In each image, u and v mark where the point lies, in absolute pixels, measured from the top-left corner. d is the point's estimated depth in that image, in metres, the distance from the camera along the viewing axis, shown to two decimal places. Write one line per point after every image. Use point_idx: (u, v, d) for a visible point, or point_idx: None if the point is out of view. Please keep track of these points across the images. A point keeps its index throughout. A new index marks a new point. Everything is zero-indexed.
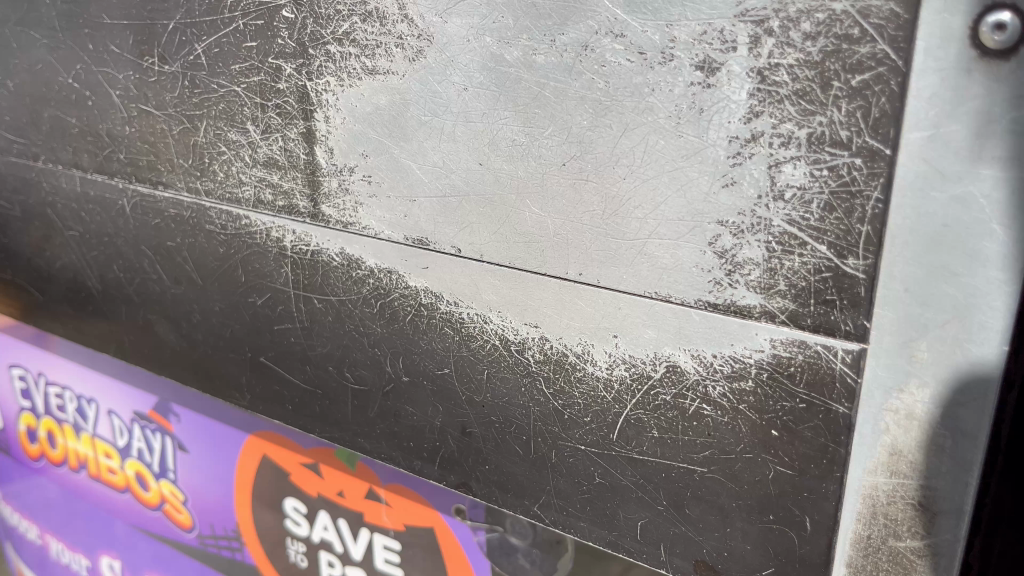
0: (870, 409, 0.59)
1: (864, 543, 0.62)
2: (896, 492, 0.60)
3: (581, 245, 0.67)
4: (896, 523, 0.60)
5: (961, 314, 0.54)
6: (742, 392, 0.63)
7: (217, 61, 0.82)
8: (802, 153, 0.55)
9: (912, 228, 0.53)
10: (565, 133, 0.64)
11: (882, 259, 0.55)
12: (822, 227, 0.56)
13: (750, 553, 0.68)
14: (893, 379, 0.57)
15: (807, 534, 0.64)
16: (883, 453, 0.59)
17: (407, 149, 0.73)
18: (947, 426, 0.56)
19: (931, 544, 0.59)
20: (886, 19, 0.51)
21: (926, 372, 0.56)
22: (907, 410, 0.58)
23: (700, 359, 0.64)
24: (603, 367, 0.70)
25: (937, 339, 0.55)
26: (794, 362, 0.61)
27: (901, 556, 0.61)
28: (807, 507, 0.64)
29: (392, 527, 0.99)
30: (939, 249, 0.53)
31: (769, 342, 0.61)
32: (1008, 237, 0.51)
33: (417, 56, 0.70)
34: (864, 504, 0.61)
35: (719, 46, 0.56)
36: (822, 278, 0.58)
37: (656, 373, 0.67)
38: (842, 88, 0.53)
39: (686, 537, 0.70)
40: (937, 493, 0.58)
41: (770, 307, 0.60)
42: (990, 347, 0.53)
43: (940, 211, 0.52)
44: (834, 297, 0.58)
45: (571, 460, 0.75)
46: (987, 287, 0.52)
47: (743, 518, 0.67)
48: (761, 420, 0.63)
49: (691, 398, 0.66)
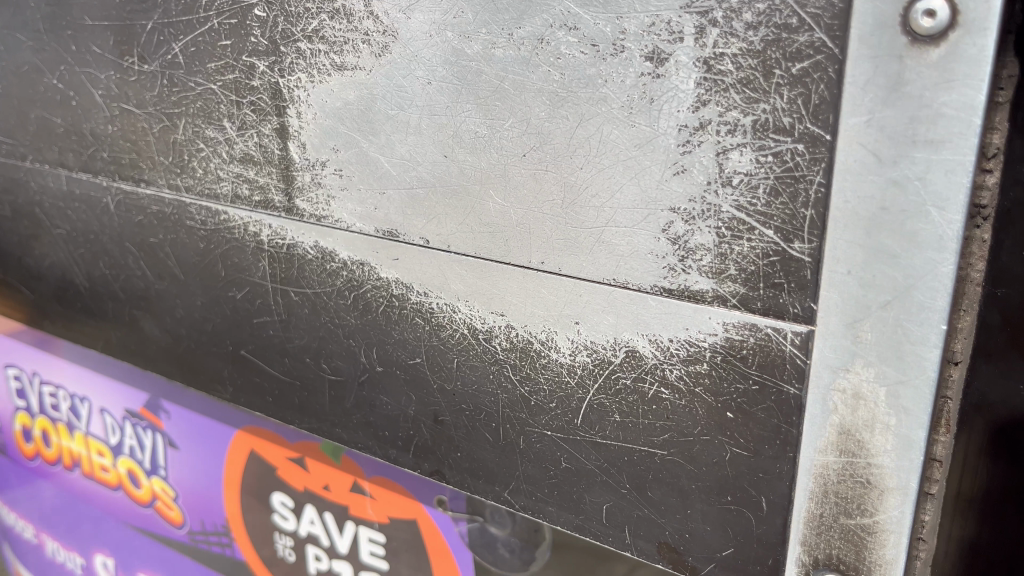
0: (819, 390, 0.60)
1: (817, 521, 0.64)
2: (845, 471, 0.61)
3: (543, 234, 0.69)
4: (846, 501, 0.62)
5: (900, 296, 0.55)
6: (697, 375, 0.65)
7: (194, 60, 0.85)
8: (748, 140, 0.57)
9: (853, 210, 0.55)
10: (524, 124, 0.66)
11: (826, 242, 0.57)
12: (768, 212, 0.58)
13: (710, 534, 0.69)
14: (839, 359, 0.59)
15: (763, 514, 0.66)
16: (832, 433, 0.61)
17: (375, 143, 0.75)
18: (891, 405, 0.58)
19: (880, 521, 0.61)
20: (822, 8, 0.53)
21: (870, 352, 0.57)
22: (854, 390, 0.59)
23: (657, 343, 0.66)
24: (566, 354, 0.71)
25: (878, 320, 0.56)
26: (746, 345, 0.62)
27: (852, 533, 0.62)
28: (762, 487, 0.65)
29: (376, 520, 1.00)
30: (879, 232, 0.55)
31: (722, 326, 0.63)
32: (943, 218, 0.52)
33: (383, 52, 0.72)
34: (816, 483, 0.63)
35: (666, 37, 0.58)
36: (770, 262, 0.59)
37: (616, 358, 0.69)
38: (783, 75, 0.55)
39: (649, 519, 0.72)
40: (885, 471, 0.59)
41: (722, 291, 0.62)
42: (929, 327, 0.55)
43: (878, 195, 0.54)
44: (782, 281, 0.59)
45: (537, 445, 0.76)
46: (925, 267, 0.54)
47: (702, 499, 0.69)
48: (717, 403, 0.65)
49: (649, 381, 0.68)
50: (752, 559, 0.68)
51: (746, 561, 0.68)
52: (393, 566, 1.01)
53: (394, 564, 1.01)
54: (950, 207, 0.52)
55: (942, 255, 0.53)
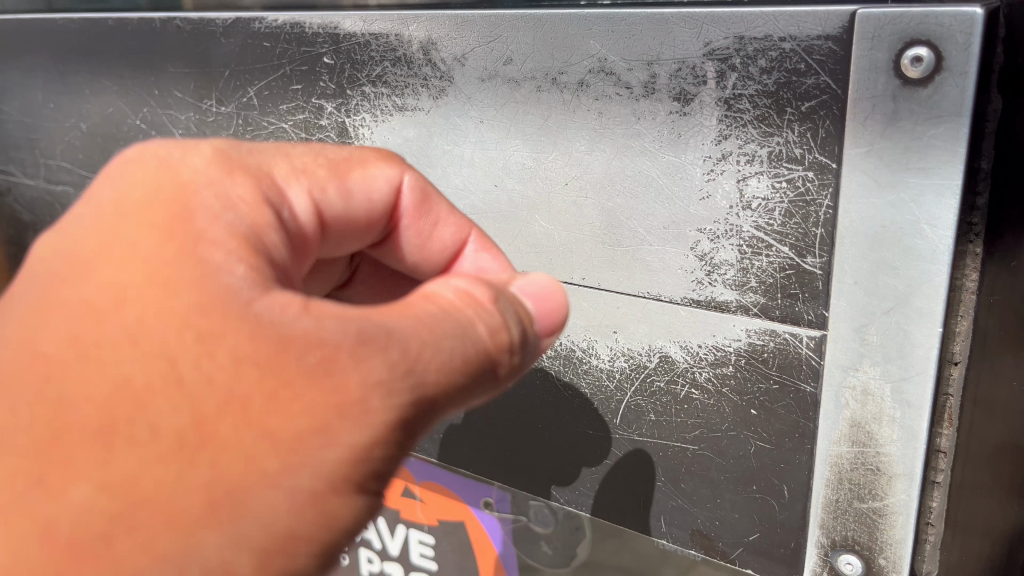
0: (832, 388, 0.68)
1: (834, 506, 0.71)
2: (858, 460, 0.69)
3: (584, 253, 0.78)
4: (859, 486, 0.69)
5: (901, 302, 0.63)
6: (724, 376, 0.74)
7: (268, 101, 0.95)
8: (765, 168, 0.66)
9: (857, 228, 0.63)
10: (566, 157, 0.75)
11: (834, 256, 0.65)
12: (784, 232, 0.67)
13: (738, 520, 0.78)
14: (849, 359, 0.67)
15: (785, 501, 0.74)
16: (845, 425, 0.69)
17: (433, 175, 0.85)
18: (896, 400, 0.66)
19: (889, 504, 0.68)
20: (826, 55, 0.61)
21: (876, 353, 0.65)
22: (863, 387, 0.67)
23: (687, 349, 0.75)
24: (606, 360, 0.81)
25: (882, 323, 0.64)
26: (767, 348, 0.71)
27: (865, 516, 0.70)
28: (784, 476, 0.73)
29: (426, 523, 1.07)
30: (880, 247, 0.63)
31: (745, 332, 0.71)
32: (935, 234, 0.60)
33: (440, 95, 0.81)
34: (832, 471, 0.71)
35: (692, 80, 0.67)
36: (787, 275, 0.68)
37: (651, 362, 0.78)
38: (793, 113, 0.64)
39: (683, 509, 0.81)
40: (892, 458, 0.67)
41: (745, 302, 0.70)
42: (927, 329, 0.63)
43: (878, 215, 0.62)
44: (797, 291, 0.68)
45: (581, 442, 0.86)
46: (922, 277, 0.62)
47: (730, 489, 0.77)
48: (742, 401, 0.74)
49: (681, 384, 0.77)
50: (776, 542, 0.76)
51: (771, 544, 0.76)
52: (442, 568, 1.08)
53: (443, 567, 1.08)
54: (940, 225, 0.60)
55: (936, 266, 0.61)
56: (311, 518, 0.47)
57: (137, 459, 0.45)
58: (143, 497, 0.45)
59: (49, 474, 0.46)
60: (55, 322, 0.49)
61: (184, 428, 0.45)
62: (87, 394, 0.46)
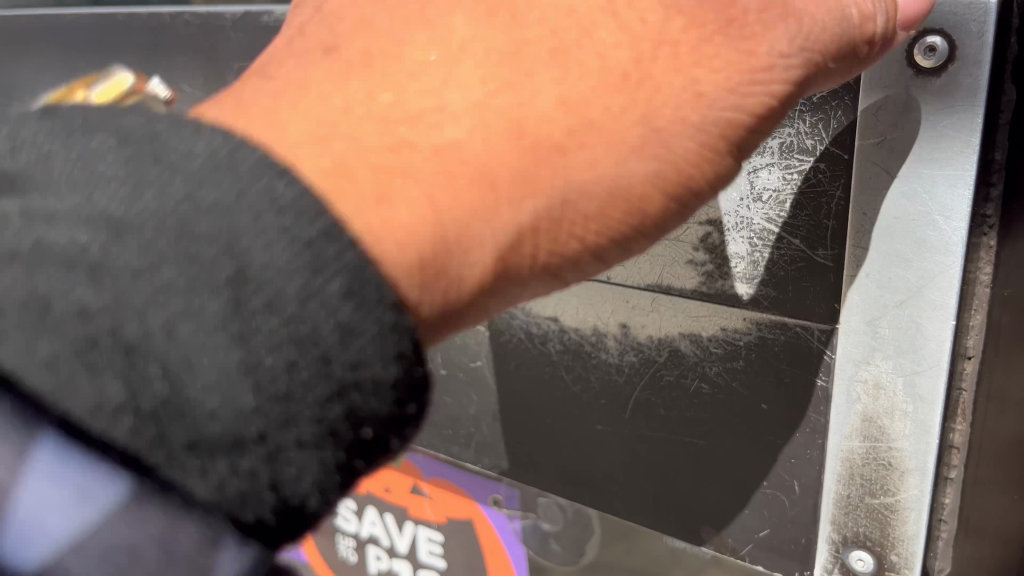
0: (843, 382, 0.68)
1: (845, 501, 0.71)
2: (869, 455, 0.68)
3: None
4: (870, 482, 0.69)
5: (913, 295, 0.63)
6: (735, 370, 0.73)
7: None
8: (775, 159, 0.65)
9: (869, 221, 0.63)
10: None
11: (846, 249, 0.64)
12: (795, 224, 0.65)
13: (748, 516, 0.77)
14: (861, 353, 0.66)
15: (796, 497, 0.74)
16: (857, 420, 0.68)
17: None
18: (908, 394, 0.65)
19: (901, 499, 0.67)
20: None
21: (888, 346, 0.65)
22: (874, 380, 0.66)
23: (697, 342, 0.75)
24: (615, 354, 0.80)
25: (893, 317, 0.64)
26: (778, 341, 0.70)
27: (876, 512, 0.69)
28: (794, 472, 0.73)
29: (434, 520, 1.04)
30: (892, 239, 0.62)
31: (756, 325, 0.70)
32: (948, 225, 0.60)
33: None
34: (843, 466, 0.70)
35: None
36: (798, 268, 0.67)
37: (660, 356, 0.77)
38: (805, 104, 0.62)
39: (687, 506, 0.80)
40: (904, 453, 0.66)
41: (755, 294, 0.70)
42: (939, 323, 0.62)
43: (890, 206, 0.62)
44: (808, 284, 0.67)
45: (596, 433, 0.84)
46: (934, 269, 0.61)
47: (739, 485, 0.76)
48: (752, 396, 0.73)
49: (691, 377, 0.76)
50: (786, 539, 0.75)
51: (781, 540, 0.76)
52: (450, 568, 1.05)
53: (452, 567, 1.04)
54: (953, 216, 0.59)
55: (949, 259, 0.60)
56: (720, 156, 0.53)
57: (591, 86, 0.52)
58: (593, 120, 0.51)
59: (550, 154, 0.51)
60: (386, 19, 0.56)
61: (549, 132, 0.51)
62: (481, 125, 0.51)
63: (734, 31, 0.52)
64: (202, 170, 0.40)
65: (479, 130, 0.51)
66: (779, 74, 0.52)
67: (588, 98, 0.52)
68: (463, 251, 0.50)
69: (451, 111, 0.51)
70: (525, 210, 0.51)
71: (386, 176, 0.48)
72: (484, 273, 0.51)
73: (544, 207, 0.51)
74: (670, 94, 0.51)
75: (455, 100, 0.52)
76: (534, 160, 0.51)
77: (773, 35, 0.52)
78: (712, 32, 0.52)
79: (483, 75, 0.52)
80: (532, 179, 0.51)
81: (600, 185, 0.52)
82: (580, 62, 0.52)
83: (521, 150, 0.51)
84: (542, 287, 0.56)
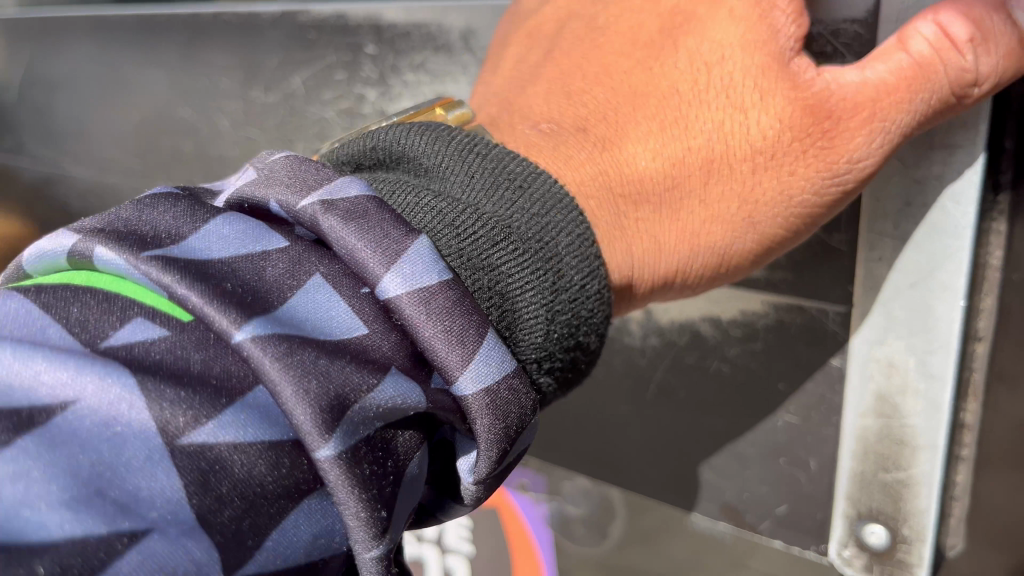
0: (859, 360, 0.71)
1: (860, 477, 0.73)
2: (883, 431, 0.71)
3: None
4: (884, 458, 0.71)
5: (925, 277, 0.65)
6: (753, 351, 0.77)
7: (313, 92, 0.98)
8: None
9: (882, 206, 0.66)
10: None
11: (860, 234, 0.68)
12: None
13: (767, 493, 0.80)
14: (874, 333, 0.69)
15: (813, 473, 0.77)
16: (872, 398, 0.71)
17: None
18: (921, 373, 0.68)
19: (913, 474, 0.70)
20: (852, 39, 0.64)
21: (901, 326, 0.67)
22: (888, 359, 0.69)
23: (718, 324, 0.79)
24: (639, 337, 0.85)
25: (907, 298, 0.67)
26: (795, 323, 0.74)
27: (890, 487, 0.71)
28: (812, 450, 0.77)
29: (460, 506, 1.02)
30: (905, 223, 0.65)
31: (774, 308, 0.75)
32: (957, 210, 0.62)
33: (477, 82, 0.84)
34: (858, 443, 0.73)
35: None
36: (814, 252, 0.71)
37: (682, 339, 0.82)
38: None
39: (713, 484, 0.84)
40: (917, 430, 0.69)
41: (773, 279, 0.74)
42: (950, 303, 0.64)
43: (904, 192, 0.65)
44: (823, 268, 0.71)
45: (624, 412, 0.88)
46: (946, 252, 0.64)
47: (760, 463, 0.80)
48: (770, 376, 0.77)
49: (711, 359, 0.80)
50: (804, 515, 0.78)
51: (799, 516, 0.79)
52: (473, 556, 0.99)
53: (475, 555, 0.99)
54: (962, 202, 0.62)
55: (960, 242, 0.63)
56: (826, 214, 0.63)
57: (734, 169, 0.61)
58: (725, 200, 0.62)
59: (699, 224, 0.63)
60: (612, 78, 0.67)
61: (699, 203, 0.63)
62: (661, 185, 0.63)
63: (829, 132, 0.58)
64: (540, 187, 0.52)
65: (658, 181, 0.63)
66: (858, 170, 0.59)
67: (726, 186, 0.62)
68: (640, 268, 0.64)
69: (642, 170, 0.63)
70: (677, 254, 0.65)
71: (613, 204, 0.63)
72: (646, 282, 0.66)
73: (688, 250, 0.64)
74: (809, 165, 0.60)
75: (642, 162, 0.63)
76: (694, 217, 0.63)
77: (852, 145, 0.58)
78: (825, 132, 0.58)
79: (666, 154, 0.63)
80: (684, 224, 0.63)
81: (742, 219, 0.62)
82: (726, 159, 0.61)
83: (679, 212, 0.63)
84: (670, 294, 0.69)
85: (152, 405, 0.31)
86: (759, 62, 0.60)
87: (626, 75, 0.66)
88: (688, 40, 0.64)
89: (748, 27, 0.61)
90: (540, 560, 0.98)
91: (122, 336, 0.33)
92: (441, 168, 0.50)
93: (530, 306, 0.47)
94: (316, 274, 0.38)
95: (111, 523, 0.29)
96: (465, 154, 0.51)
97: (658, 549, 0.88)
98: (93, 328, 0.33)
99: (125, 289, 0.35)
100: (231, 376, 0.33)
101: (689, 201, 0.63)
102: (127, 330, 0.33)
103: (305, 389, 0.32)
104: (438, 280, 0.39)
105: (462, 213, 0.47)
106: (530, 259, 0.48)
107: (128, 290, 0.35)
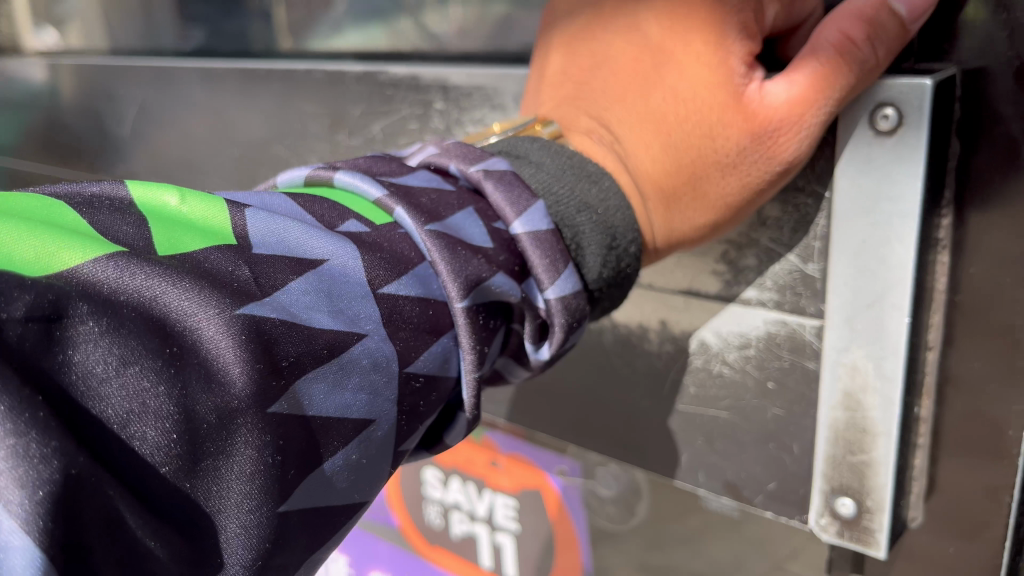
0: (830, 364, 0.88)
1: (833, 459, 0.91)
2: (850, 422, 0.88)
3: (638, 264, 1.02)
4: (852, 443, 0.89)
5: (879, 299, 0.83)
6: (748, 356, 0.95)
7: (392, 137, 1.19)
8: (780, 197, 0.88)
9: (846, 241, 0.83)
10: None
11: (828, 264, 0.86)
12: (792, 245, 0.89)
13: (761, 471, 0.98)
14: (841, 342, 0.87)
15: (796, 455, 0.95)
16: (841, 395, 0.88)
17: None
18: (878, 374, 0.85)
19: (874, 456, 0.87)
20: None
21: (862, 337, 0.85)
22: (853, 363, 0.86)
23: (720, 335, 0.97)
24: (657, 344, 1.04)
25: (866, 315, 0.84)
26: (780, 335, 0.92)
27: (857, 466, 0.89)
28: (795, 436, 0.94)
29: (509, 488, 1.23)
30: (863, 256, 0.82)
31: (765, 322, 0.93)
32: (902, 247, 0.80)
33: None
34: (831, 431, 0.90)
35: None
36: (794, 277, 0.89)
37: (692, 346, 1.00)
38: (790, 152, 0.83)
39: (716, 464, 1.02)
40: (876, 419, 0.86)
41: (764, 298, 0.92)
42: (898, 318, 0.82)
43: (863, 232, 0.82)
44: (801, 291, 0.89)
45: (646, 406, 1.07)
46: (895, 279, 0.81)
47: (755, 447, 0.98)
48: (762, 375, 0.95)
49: (715, 362, 0.99)
50: (790, 490, 0.96)
51: (785, 490, 0.97)
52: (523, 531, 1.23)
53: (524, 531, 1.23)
54: (905, 241, 0.79)
55: (904, 272, 0.80)
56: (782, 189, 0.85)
57: (712, 163, 0.83)
58: (707, 181, 0.84)
59: (692, 199, 0.85)
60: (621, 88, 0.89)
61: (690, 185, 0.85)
62: (662, 174, 0.85)
63: (768, 147, 0.80)
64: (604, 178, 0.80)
65: (658, 173, 0.85)
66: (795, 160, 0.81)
67: (707, 173, 0.84)
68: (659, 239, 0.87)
69: (648, 163, 0.85)
70: (682, 224, 0.87)
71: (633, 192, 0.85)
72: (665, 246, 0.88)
73: (689, 219, 0.86)
74: (758, 169, 0.82)
75: (644, 157, 0.86)
76: (689, 195, 0.85)
77: (789, 145, 0.80)
78: (767, 143, 0.80)
79: (661, 151, 0.85)
80: (684, 200, 0.86)
81: (714, 205, 0.85)
82: (705, 155, 0.83)
83: (677, 192, 0.85)
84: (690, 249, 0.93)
85: (363, 263, 0.61)
86: (718, 99, 0.80)
87: (630, 89, 0.88)
88: (670, 71, 0.84)
89: (709, 69, 0.81)
90: (575, 534, 1.18)
91: (349, 226, 0.64)
92: (547, 157, 0.80)
93: (593, 254, 0.75)
94: (468, 206, 0.71)
95: (349, 325, 0.58)
96: (560, 151, 0.81)
97: (699, 549, 1.06)
98: (332, 220, 0.64)
99: (351, 199, 0.68)
100: (410, 256, 0.65)
101: (682, 183, 0.85)
102: (350, 224, 0.64)
103: (454, 270, 0.64)
104: (546, 226, 0.71)
105: (560, 188, 0.76)
106: (597, 222, 0.76)
107: (352, 198, 0.68)
